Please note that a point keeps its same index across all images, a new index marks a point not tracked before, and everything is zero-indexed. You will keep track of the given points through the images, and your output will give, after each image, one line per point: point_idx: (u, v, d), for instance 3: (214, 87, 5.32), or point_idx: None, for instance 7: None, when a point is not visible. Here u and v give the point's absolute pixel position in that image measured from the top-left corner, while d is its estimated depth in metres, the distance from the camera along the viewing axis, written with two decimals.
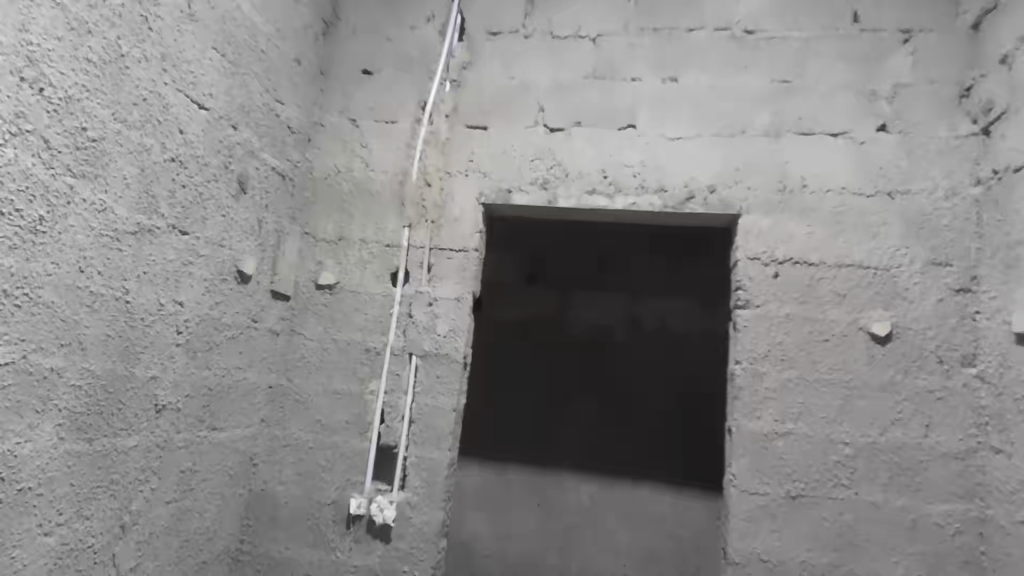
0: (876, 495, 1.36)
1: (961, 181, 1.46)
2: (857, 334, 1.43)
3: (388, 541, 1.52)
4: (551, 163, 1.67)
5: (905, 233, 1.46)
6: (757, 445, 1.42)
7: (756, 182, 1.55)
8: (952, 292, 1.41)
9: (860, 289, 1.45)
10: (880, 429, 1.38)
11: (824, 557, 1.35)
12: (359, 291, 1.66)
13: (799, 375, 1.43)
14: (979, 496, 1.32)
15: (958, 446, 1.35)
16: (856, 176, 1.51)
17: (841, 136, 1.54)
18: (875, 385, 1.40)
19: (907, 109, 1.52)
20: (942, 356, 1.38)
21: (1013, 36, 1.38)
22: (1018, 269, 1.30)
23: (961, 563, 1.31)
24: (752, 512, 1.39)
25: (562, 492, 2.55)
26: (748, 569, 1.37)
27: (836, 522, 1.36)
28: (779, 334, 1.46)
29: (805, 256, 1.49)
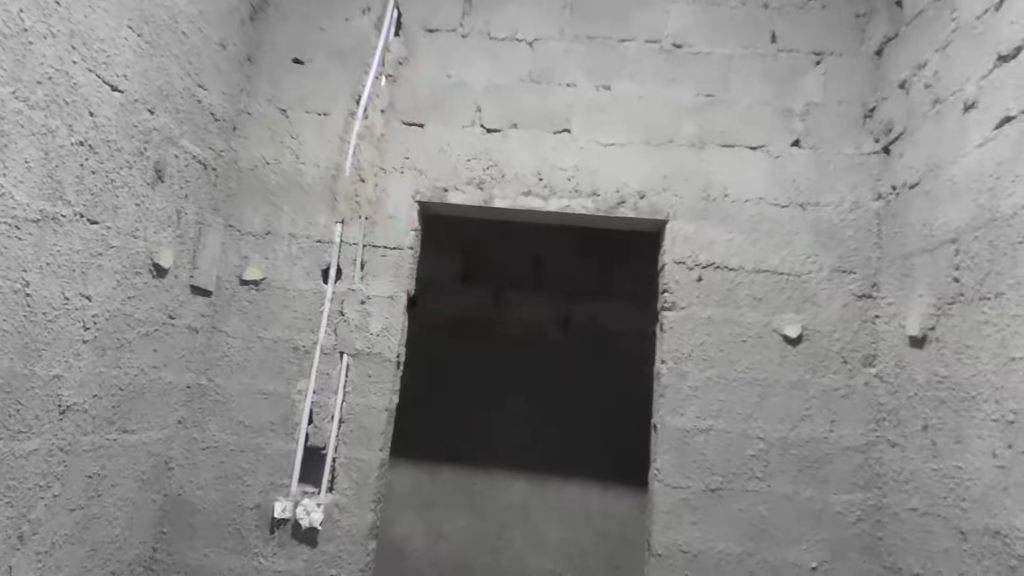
0: (787, 486, 1.45)
1: (865, 196, 1.58)
2: (772, 334, 1.52)
3: (314, 544, 1.49)
4: (487, 163, 1.68)
5: (816, 243, 1.56)
6: (679, 441, 1.48)
7: (683, 189, 1.62)
8: (854, 297, 1.53)
9: (774, 294, 1.54)
10: (790, 424, 1.47)
11: (740, 547, 1.43)
12: (287, 288, 1.61)
13: (718, 373, 1.51)
14: (876, 485, 1.43)
15: (859, 439, 1.46)
16: (773, 188, 1.60)
17: (759, 149, 1.63)
18: (786, 383, 1.49)
19: (817, 126, 1.64)
20: (846, 357, 1.50)
21: (911, 63, 1.51)
22: (912, 277, 1.42)
23: (861, 548, 1.41)
24: (674, 505, 1.46)
25: (496, 491, 2.63)
26: (670, 560, 1.43)
27: (751, 512, 1.44)
28: (701, 335, 1.53)
29: (726, 261, 1.57)
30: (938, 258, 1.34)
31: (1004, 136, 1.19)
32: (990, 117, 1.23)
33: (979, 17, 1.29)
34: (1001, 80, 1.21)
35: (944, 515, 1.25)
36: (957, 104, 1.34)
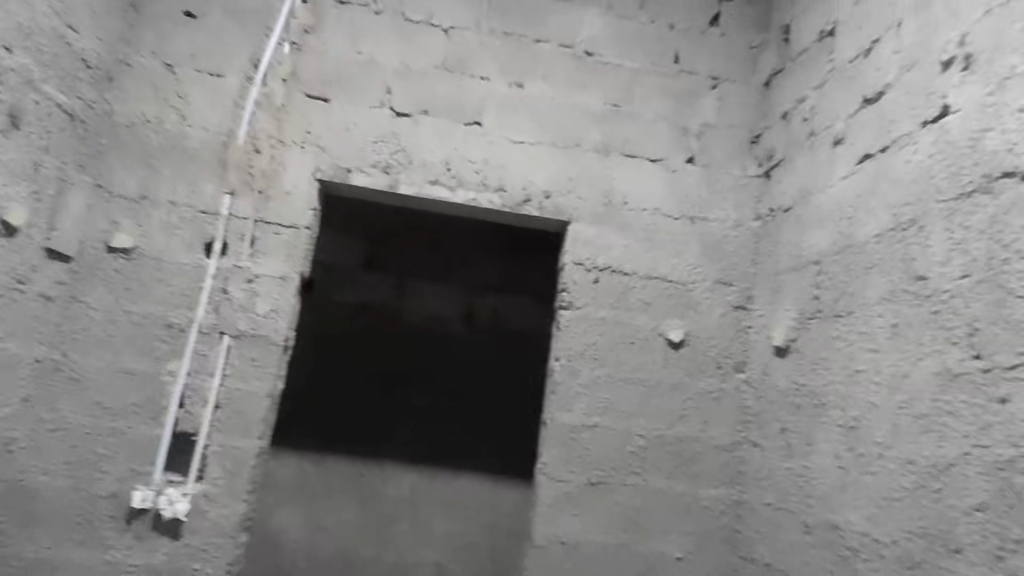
0: (662, 481, 1.54)
1: (746, 216, 1.71)
2: (657, 338, 1.61)
3: (178, 537, 1.37)
4: (395, 147, 1.63)
5: (702, 254, 1.67)
6: (567, 436, 1.53)
7: (586, 193, 1.68)
8: (731, 308, 1.64)
9: (663, 300, 1.63)
10: (669, 423, 1.57)
11: (615, 538, 1.51)
12: (161, 260, 1.46)
13: (607, 372, 1.58)
14: (739, 482, 1.55)
15: (727, 439, 1.58)
16: (667, 200, 1.70)
17: (658, 162, 1.72)
18: (667, 385, 1.59)
19: (710, 147, 1.75)
20: (721, 362, 1.61)
21: (792, 97, 1.63)
22: (781, 293, 1.53)
23: (723, 539, 1.53)
24: (557, 498, 1.51)
25: (384, 483, 2.57)
26: (549, 551, 1.49)
27: (627, 505, 1.53)
28: (594, 335, 1.59)
29: (621, 266, 1.64)
30: (803, 276, 1.44)
31: (863, 172, 1.27)
32: (853, 153, 1.31)
33: (852, 61, 1.38)
34: (864, 121, 1.29)
35: (793, 510, 1.35)
36: (827, 139, 1.43)
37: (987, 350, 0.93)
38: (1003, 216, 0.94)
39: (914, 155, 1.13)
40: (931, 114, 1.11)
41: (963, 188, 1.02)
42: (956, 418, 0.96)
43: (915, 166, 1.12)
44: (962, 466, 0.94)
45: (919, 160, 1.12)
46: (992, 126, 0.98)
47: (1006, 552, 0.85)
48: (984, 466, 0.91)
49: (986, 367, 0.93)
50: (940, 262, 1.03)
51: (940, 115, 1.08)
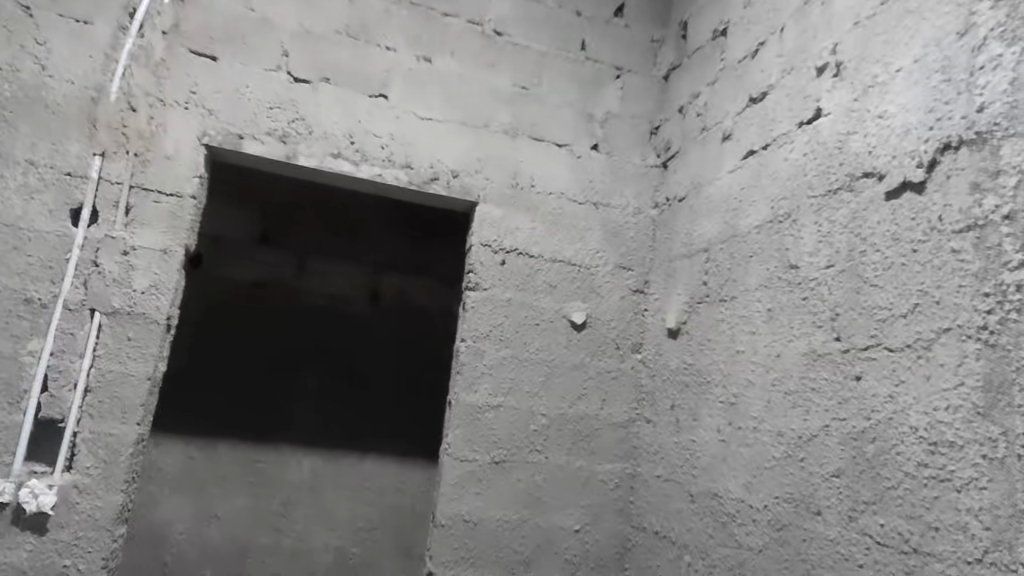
0: (562, 458, 1.59)
1: (645, 203, 1.77)
2: (560, 320, 1.64)
3: (42, 533, 1.24)
4: (293, 116, 1.53)
5: (604, 239, 1.72)
6: (471, 416, 1.54)
7: (494, 174, 1.67)
8: (630, 292, 1.71)
9: (567, 282, 1.67)
10: (570, 402, 1.61)
11: (516, 514, 1.53)
12: (19, 227, 1.30)
13: (511, 353, 1.59)
14: (633, 456, 1.62)
15: (623, 416, 1.64)
16: (573, 185, 1.73)
17: (564, 147, 1.75)
18: (569, 365, 1.63)
19: (613, 135, 1.80)
20: (619, 343, 1.67)
21: (688, 92, 1.70)
22: (674, 278, 1.60)
23: (617, 511, 1.60)
24: (461, 477, 1.51)
25: (281, 468, 2.46)
26: (451, 530, 1.49)
27: (528, 482, 1.55)
28: (499, 316, 1.60)
29: (528, 248, 1.66)
30: (694, 262, 1.51)
31: (747, 167, 1.34)
32: (741, 148, 1.38)
33: (741, 61, 1.46)
34: (750, 118, 1.36)
35: (680, 481, 1.43)
36: (717, 134, 1.50)
37: (846, 334, 0.99)
38: (862, 212, 1.00)
39: (791, 153, 1.20)
40: (807, 116, 1.17)
41: (831, 186, 1.08)
42: (820, 393, 1.03)
43: (792, 164, 1.19)
44: (823, 436, 1.01)
45: (796, 158, 1.18)
46: (857, 130, 1.04)
47: (858, 512, 0.93)
48: (841, 436, 0.97)
49: (845, 348, 0.99)
50: (810, 252, 1.10)
51: (815, 117, 1.15)
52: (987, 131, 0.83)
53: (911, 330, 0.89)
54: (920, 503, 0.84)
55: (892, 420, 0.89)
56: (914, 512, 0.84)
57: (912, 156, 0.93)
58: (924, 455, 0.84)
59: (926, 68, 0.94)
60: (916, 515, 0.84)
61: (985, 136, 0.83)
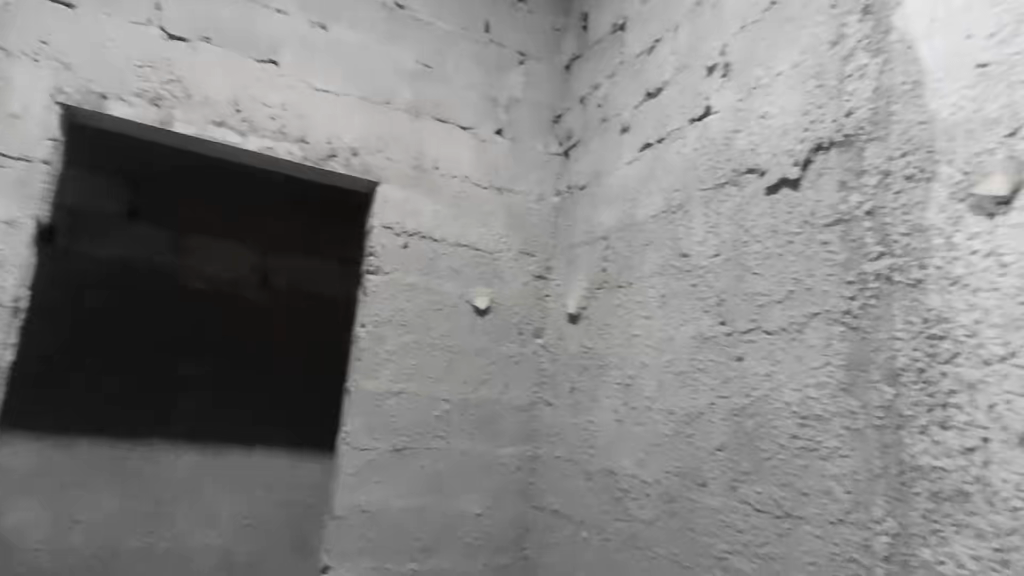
0: (464, 443, 1.57)
1: (548, 190, 1.79)
2: (463, 305, 1.62)
3: None
4: (168, 77, 1.39)
5: (508, 225, 1.72)
6: (371, 403, 1.49)
7: (395, 154, 1.62)
8: (533, 278, 1.72)
9: (470, 267, 1.65)
10: (472, 387, 1.60)
11: (418, 501, 1.51)
12: None
13: (413, 339, 1.55)
14: (533, 439, 1.65)
15: (524, 400, 1.66)
16: (477, 169, 1.71)
17: (468, 130, 1.73)
18: (471, 350, 1.62)
19: (516, 121, 1.80)
20: (521, 328, 1.68)
21: (589, 83, 1.74)
22: (575, 264, 1.63)
23: (517, 492, 1.61)
24: (360, 467, 1.46)
25: (156, 465, 2.27)
26: (350, 521, 1.44)
27: (431, 469, 1.53)
28: (401, 301, 1.56)
29: (431, 232, 1.62)
30: (594, 250, 1.55)
31: (643, 159, 1.39)
32: (638, 140, 1.43)
33: (638, 55, 1.51)
34: (646, 111, 1.42)
35: (578, 460, 1.48)
36: (616, 125, 1.54)
37: (730, 318, 1.07)
38: (746, 205, 1.07)
39: (683, 147, 1.26)
40: (698, 113, 1.24)
41: (718, 179, 1.14)
42: (706, 373, 1.10)
43: (684, 158, 1.25)
44: (708, 414, 1.08)
45: (687, 152, 1.24)
46: (742, 129, 1.12)
47: (739, 482, 1.00)
48: (724, 413, 1.05)
49: (729, 331, 1.07)
50: (700, 241, 1.16)
51: (704, 114, 1.22)
52: (853, 134, 0.91)
53: (786, 314, 0.97)
54: (792, 472, 0.91)
55: (769, 397, 0.97)
56: (787, 480, 0.92)
57: (790, 155, 1.00)
58: (796, 427, 0.92)
59: (803, 74, 1.01)
60: (789, 482, 0.92)
61: (851, 138, 0.91)
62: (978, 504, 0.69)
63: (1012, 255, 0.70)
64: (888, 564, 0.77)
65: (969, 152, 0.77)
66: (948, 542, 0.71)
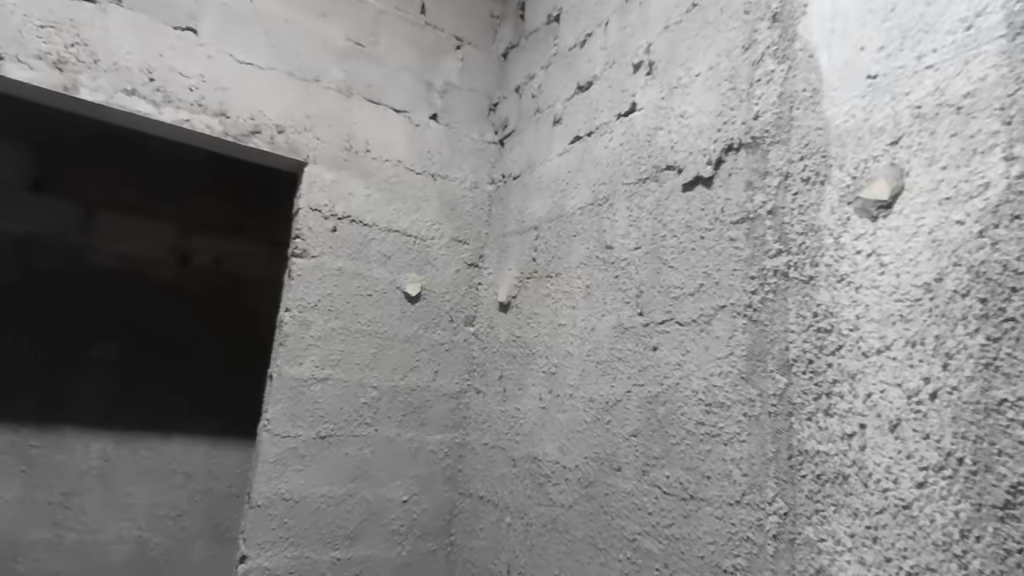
0: (391, 430, 1.56)
1: (482, 178, 1.79)
2: (393, 291, 1.60)
3: None
4: (72, 39, 1.30)
5: (441, 212, 1.71)
6: (294, 389, 1.45)
7: (324, 134, 1.57)
8: (465, 266, 1.72)
9: (402, 253, 1.63)
10: (401, 374, 1.59)
11: (342, 489, 1.49)
12: None
13: (340, 325, 1.52)
14: (462, 426, 1.65)
15: (453, 387, 1.66)
16: (410, 153, 1.69)
17: (401, 113, 1.70)
18: (401, 337, 1.60)
19: (451, 106, 1.78)
20: (452, 315, 1.68)
21: (524, 72, 1.74)
22: (507, 253, 1.64)
23: (445, 479, 1.61)
24: (281, 455, 1.42)
25: (60, 453, 2.13)
26: (269, 510, 1.40)
27: (356, 456, 1.51)
28: (329, 285, 1.52)
29: (361, 216, 1.59)
30: (525, 239, 1.56)
31: (573, 152, 1.41)
32: (569, 133, 1.45)
33: (570, 49, 1.52)
34: (577, 105, 1.44)
35: (504, 447, 1.50)
36: (549, 117, 1.56)
37: (647, 309, 1.10)
38: (665, 201, 1.11)
39: (610, 142, 1.28)
40: (624, 109, 1.27)
41: (640, 175, 1.18)
42: (624, 361, 1.14)
43: (611, 152, 1.27)
44: (625, 401, 1.12)
45: (613, 147, 1.27)
46: (663, 126, 1.15)
47: (650, 467, 1.05)
48: (639, 400, 1.09)
49: (646, 322, 1.10)
50: (622, 234, 1.20)
51: (630, 111, 1.25)
52: (760, 137, 0.95)
53: (697, 306, 1.01)
54: (697, 456, 0.96)
55: (679, 385, 1.01)
56: (693, 464, 0.97)
57: (705, 154, 1.04)
58: (701, 415, 0.97)
59: (718, 76, 1.05)
60: (694, 466, 0.96)
61: (758, 141, 0.96)
62: (854, 484, 0.75)
63: (890, 256, 0.76)
64: (777, 542, 0.82)
65: (858, 158, 0.82)
66: (828, 520, 0.77)
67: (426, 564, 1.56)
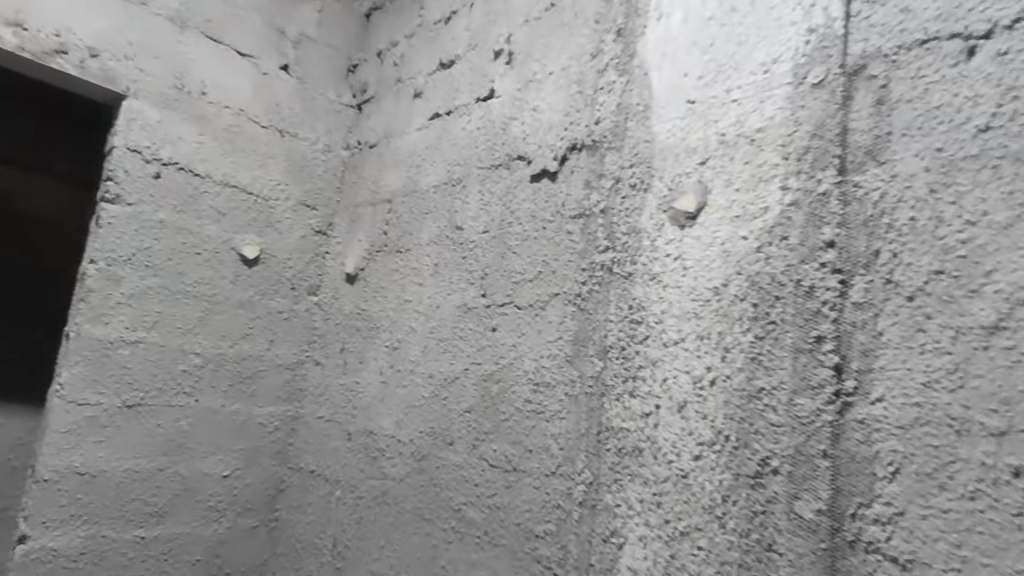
0: (214, 401, 1.46)
1: (335, 142, 1.71)
2: (227, 252, 1.49)
3: None
4: None
5: (287, 172, 1.61)
6: (97, 352, 1.30)
7: (149, 67, 1.40)
8: (312, 232, 1.64)
9: (238, 211, 1.52)
10: (230, 341, 1.48)
11: (152, 463, 1.36)
12: None
13: (160, 284, 1.38)
14: (297, 398, 1.58)
15: (290, 358, 1.58)
16: (254, 104, 1.57)
17: (246, 58, 1.56)
18: (233, 302, 1.49)
19: (305, 59, 1.68)
20: (294, 283, 1.60)
21: (387, 38, 1.69)
22: (358, 223, 1.59)
23: (273, 454, 1.54)
24: (76, 425, 1.27)
25: None
26: (59, 486, 1.25)
27: (171, 428, 1.39)
28: (147, 239, 1.37)
29: (191, 165, 1.45)
30: (377, 210, 1.53)
31: (432, 128, 1.41)
32: (428, 108, 1.44)
33: (435, 23, 1.51)
34: (437, 81, 1.44)
35: (340, 421, 1.47)
36: (409, 89, 1.54)
37: (490, 292, 1.15)
38: (514, 189, 1.16)
39: (467, 124, 1.30)
40: (483, 93, 1.29)
41: (494, 161, 1.21)
42: (465, 340, 1.18)
43: (467, 134, 1.29)
44: (462, 378, 1.16)
45: (470, 130, 1.29)
46: (517, 117, 1.19)
47: (480, 441, 1.10)
48: (475, 377, 1.13)
49: (488, 303, 1.15)
50: (472, 217, 1.23)
51: (488, 96, 1.27)
52: (600, 140, 1.03)
53: (534, 292, 1.07)
54: (523, 432, 1.03)
55: (512, 364, 1.07)
56: (518, 439, 1.03)
57: (552, 149, 1.10)
58: (530, 392, 1.03)
59: (569, 77, 1.12)
60: (519, 441, 1.03)
61: (598, 144, 1.04)
62: (647, 457, 0.86)
63: (692, 261, 0.87)
64: (581, 508, 0.92)
65: (675, 172, 0.92)
66: (624, 488, 0.88)
67: (246, 541, 1.49)
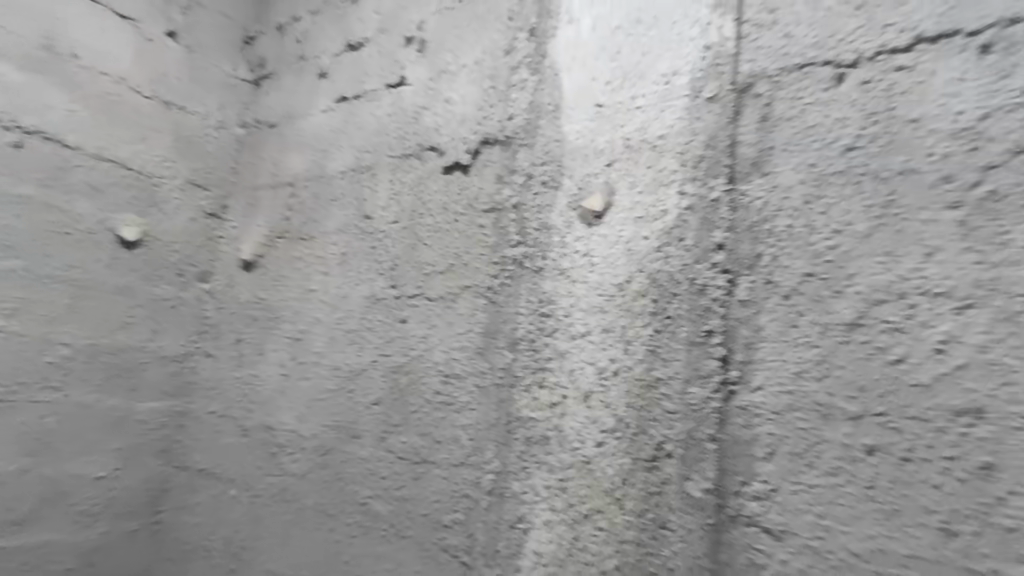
0: (88, 396, 1.33)
1: (230, 119, 1.58)
2: (102, 233, 1.36)
3: None
4: None
5: (174, 148, 1.49)
6: None
7: (8, 21, 1.25)
8: (204, 215, 1.53)
9: (116, 189, 1.39)
10: (106, 331, 1.36)
11: (12, 465, 1.23)
12: None
13: (21, 266, 1.24)
14: (185, 393, 1.47)
15: (177, 349, 1.47)
16: (136, 71, 1.44)
17: (127, 21, 1.43)
18: (110, 288, 1.37)
19: (195, 27, 1.56)
20: (182, 269, 1.49)
21: (289, 12, 1.60)
22: (256, 206, 1.50)
23: (155, 452, 1.43)
24: None
25: None
26: None
27: (36, 426, 1.26)
28: (4, 215, 1.22)
29: (60, 134, 1.30)
30: (278, 194, 1.46)
31: (338, 112, 1.36)
32: (334, 90, 1.39)
33: (342, 2, 1.45)
34: (344, 63, 1.39)
35: (235, 416, 1.39)
36: (313, 69, 1.47)
37: (399, 283, 1.14)
38: (425, 180, 1.15)
39: (376, 110, 1.27)
40: (393, 80, 1.26)
41: (404, 150, 1.19)
42: (373, 331, 1.16)
43: (376, 120, 1.26)
44: (369, 370, 1.14)
45: (380, 116, 1.26)
46: (429, 107, 1.18)
47: (388, 433, 1.09)
48: (383, 369, 1.12)
49: (398, 294, 1.13)
50: (382, 206, 1.20)
51: (399, 83, 1.25)
52: (512, 135, 1.05)
53: (444, 284, 1.07)
54: (431, 423, 1.03)
55: (421, 356, 1.07)
56: (426, 430, 1.04)
57: (463, 141, 1.10)
58: (439, 384, 1.04)
59: (482, 71, 1.12)
60: (427, 432, 1.03)
61: (510, 139, 1.05)
62: (554, 445, 0.90)
63: (598, 257, 0.92)
64: (490, 496, 0.94)
65: (584, 172, 0.96)
66: (531, 476, 0.91)
67: (124, 546, 1.38)
